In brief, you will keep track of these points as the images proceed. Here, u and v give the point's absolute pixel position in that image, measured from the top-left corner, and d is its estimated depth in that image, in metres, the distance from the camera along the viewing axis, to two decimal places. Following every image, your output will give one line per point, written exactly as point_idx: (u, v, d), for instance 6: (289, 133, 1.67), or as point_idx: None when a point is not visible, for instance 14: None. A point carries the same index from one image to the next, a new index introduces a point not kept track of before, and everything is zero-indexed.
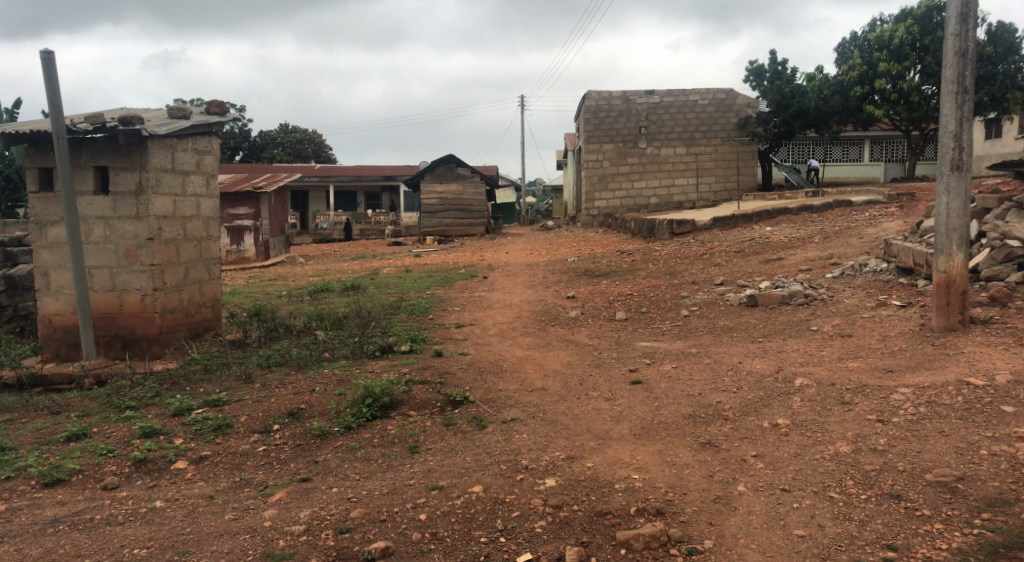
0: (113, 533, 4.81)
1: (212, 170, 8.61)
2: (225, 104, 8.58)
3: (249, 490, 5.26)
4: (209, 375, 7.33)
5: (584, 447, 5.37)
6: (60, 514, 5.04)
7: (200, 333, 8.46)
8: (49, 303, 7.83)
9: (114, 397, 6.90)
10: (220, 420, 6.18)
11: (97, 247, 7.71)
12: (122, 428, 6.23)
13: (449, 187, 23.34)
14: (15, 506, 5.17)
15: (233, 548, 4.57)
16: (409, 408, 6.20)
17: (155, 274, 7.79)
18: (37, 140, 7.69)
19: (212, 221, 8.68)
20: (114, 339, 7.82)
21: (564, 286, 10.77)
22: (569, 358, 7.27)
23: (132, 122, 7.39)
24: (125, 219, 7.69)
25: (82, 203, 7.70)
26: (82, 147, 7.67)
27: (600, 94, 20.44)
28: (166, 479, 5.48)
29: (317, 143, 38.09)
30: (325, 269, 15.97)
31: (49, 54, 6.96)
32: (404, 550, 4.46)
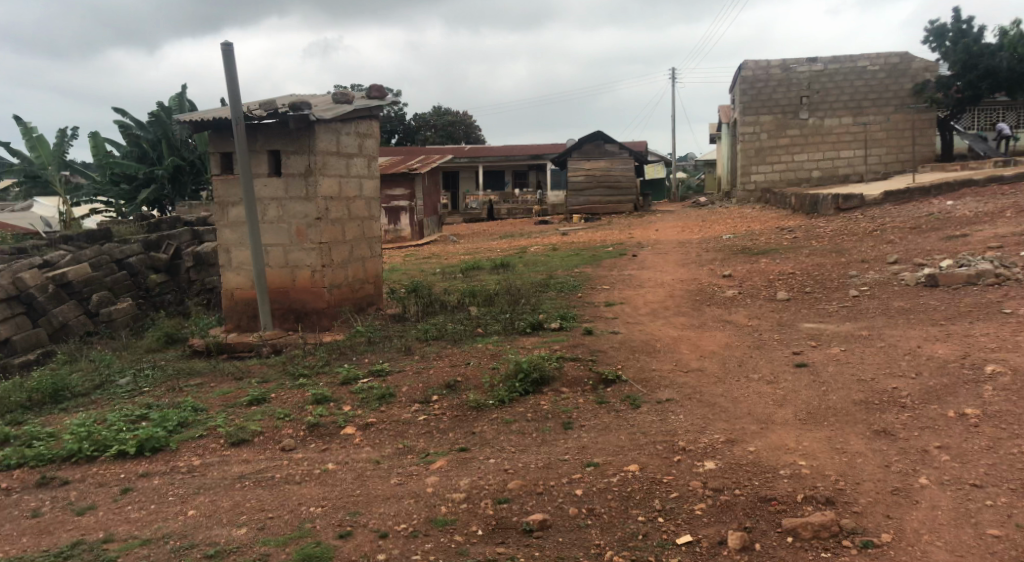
0: (293, 492, 5.16)
1: (373, 152, 8.97)
2: (384, 89, 8.85)
3: (412, 457, 5.49)
4: (372, 347, 7.68)
5: (745, 431, 5.23)
6: (246, 471, 5.49)
7: (363, 308, 8.86)
8: (231, 278, 8.41)
9: (289, 366, 7.39)
10: (384, 389, 6.48)
11: (272, 226, 8.19)
12: (296, 394, 6.69)
13: (597, 164, 23.28)
14: (208, 462, 5.68)
15: (399, 512, 4.79)
16: (562, 384, 6.24)
17: (323, 252, 8.22)
18: (220, 127, 8.24)
19: (374, 201, 9.04)
20: (288, 312, 8.32)
21: (720, 264, 10.48)
22: (726, 339, 7.08)
23: (302, 108, 7.79)
24: (296, 200, 8.12)
25: (258, 184, 8.17)
26: (258, 133, 8.14)
27: (757, 63, 19.70)
28: (336, 443, 5.81)
29: (468, 124, 38.66)
30: (476, 247, 16.33)
31: (228, 46, 7.43)
32: (562, 524, 4.52)
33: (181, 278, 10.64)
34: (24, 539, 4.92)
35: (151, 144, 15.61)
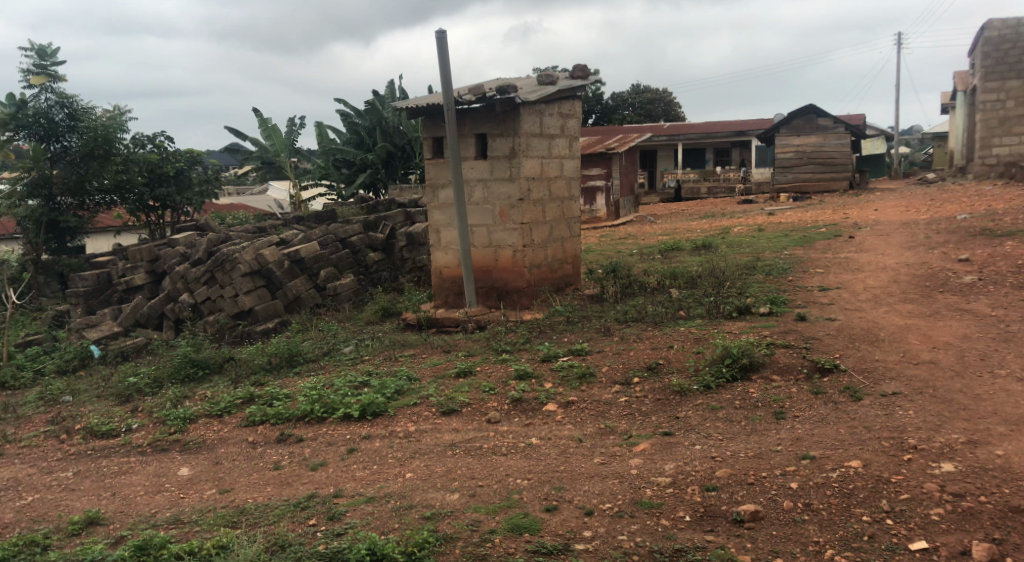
0: (499, 463, 5.37)
1: (575, 132, 8.98)
2: (587, 68, 8.80)
3: (614, 437, 5.46)
4: (572, 326, 7.72)
5: (989, 433, 4.75)
6: (456, 440, 5.85)
7: (562, 287, 8.93)
8: (440, 257, 8.76)
9: (493, 341, 7.63)
10: (584, 368, 6.52)
11: (477, 207, 8.43)
12: (500, 369, 6.95)
13: (809, 139, 22.13)
14: (422, 429, 6.15)
15: (604, 491, 4.78)
16: (772, 371, 5.97)
17: (525, 232, 8.34)
18: (431, 112, 8.56)
19: (575, 181, 9.05)
20: (491, 290, 8.57)
21: (954, 247, 9.60)
22: (964, 330, 6.46)
23: (508, 91, 7.92)
24: (500, 182, 8.29)
25: (465, 166, 8.43)
26: (466, 117, 8.38)
27: (1005, 22, 17.80)
28: (539, 419, 5.94)
29: (668, 101, 37.92)
30: (674, 228, 16.02)
31: (440, 34, 7.70)
32: (776, 517, 4.33)
33: (395, 256, 11.17)
34: (269, 488, 5.68)
35: (367, 132, 16.51)
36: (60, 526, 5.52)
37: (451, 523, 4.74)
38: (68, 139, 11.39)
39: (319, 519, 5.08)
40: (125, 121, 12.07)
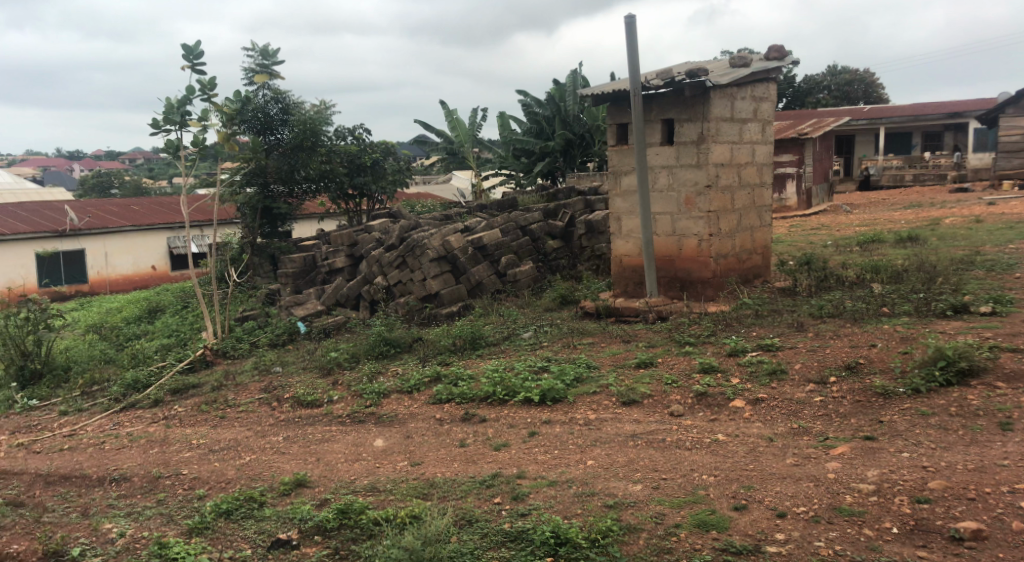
0: (683, 457, 5.23)
1: (769, 116, 8.58)
2: (785, 49, 8.37)
3: (809, 439, 5.17)
4: (761, 320, 7.40)
5: None
6: (638, 431, 5.77)
7: (750, 279, 8.57)
8: (621, 245, 8.67)
9: (675, 333, 7.45)
10: (774, 365, 6.21)
11: (662, 194, 8.26)
12: (683, 361, 6.78)
13: None
14: (602, 418, 6.13)
15: (798, 494, 4.54)
16: (994, 378, 5.44)
17: (711, 221, 8.07)
18: (617, 98, 8.46)
19: (767, 168, 8.66)
20: (674, 280, 8.37)
21: None
22: None
23: (698, 74, 7.70)
24: (687, 168, 8.07)
25: (650, 152, 8.28)
26: (653, 102, 8.22)
27: None
28: (726, 415, 5.75)
29: (869, 82, 35.60)
30: (875, 218, 14.99)
31: (630, 18, 7.60)
32: (1002, 538, 3.98)
33: (574, 244, 11.09)
34: (456, 464, 6.00)
35: (547, 121, 16.50)
36: (273, 486, 6.25)
37: (635, 514, 4.67)
38: (281, 131, 12.49)
39: (504, 498, 5.24)
40: (330, 114, 12.86)
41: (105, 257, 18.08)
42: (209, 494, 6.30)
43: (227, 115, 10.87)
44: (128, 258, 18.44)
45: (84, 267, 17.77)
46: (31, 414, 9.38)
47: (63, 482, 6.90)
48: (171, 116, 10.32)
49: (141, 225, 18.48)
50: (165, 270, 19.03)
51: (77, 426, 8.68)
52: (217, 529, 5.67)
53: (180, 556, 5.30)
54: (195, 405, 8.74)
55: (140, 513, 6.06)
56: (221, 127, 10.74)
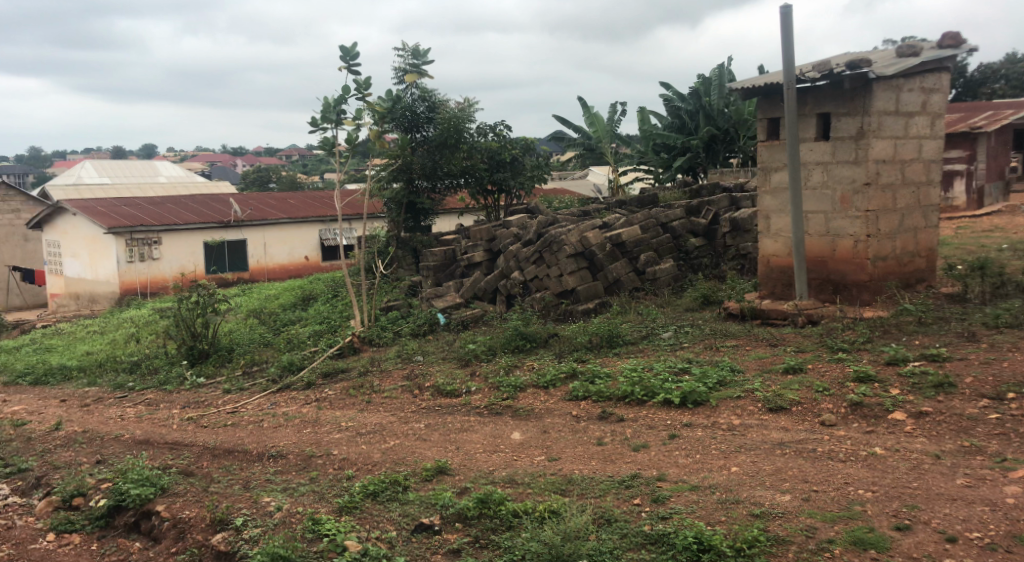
0: (836, 469, 4.97)
1: (939, 109, 8.03)
2: (960, 36, 7.78)
3: (982, 459, 4.82)
4: (924, 328, 6.92)
5: None
6: (786, 439, 5.53)
7: (912, 283, 8.04)
8: (769, 245, 8.35)
9: (827, 339, 7.09)
10: (941, 377, 5.81)
11: (815, 192, 7.89)
12: (836, 369, 6.43)
13: None
14: (747, 423, 5.92)
15: (971, 518, 4.25)
16: None
17: (869, 221, 7.63)
18: (769, 92, 8.15)
19: (935, 164, 8.10)
20: (826, 282, 7.98)
21: None
22: None
23: (860, 66, 7.35)
24: (843, 165, 7.67)
25: (803, 148, 7.93)
26: (808, 96, 7.86)
27: None
28: (885, 428, 5.44)
29: None
30: None
31: (786, 8, 7.31)
32: None
33: (717, 243, 10.73)
34: (595, 462, 5.95)
35: (689, 116, 16.24)
36: (417, 471, 6.41)
37: (783, 526, 4.47)
38: (426, 129, 12.81)
39: (643, 500, 5.14)
40: (474, 112, 13.01)
41: (264, 246, 19.10)
42: (357, 475, 6.53)
43: (379, 113, 11.26)
44: (285, 249, 19.48)
45: (245, 255, 18.83)
46: (199, 390, 10.06)
47: (226, 455, 7.34)
48: (328, 115, 10.78)
49: (296, 218, 19.52)
50: (317, 260, 20.10)
51: (239, 404, 9.22)
52: (365, 510, 5.87)
53: (331, 534, 5.50)
54: (343, 389, 9.11)
55: (296, 489, 6.36)
56: (374, 125, 11.14)
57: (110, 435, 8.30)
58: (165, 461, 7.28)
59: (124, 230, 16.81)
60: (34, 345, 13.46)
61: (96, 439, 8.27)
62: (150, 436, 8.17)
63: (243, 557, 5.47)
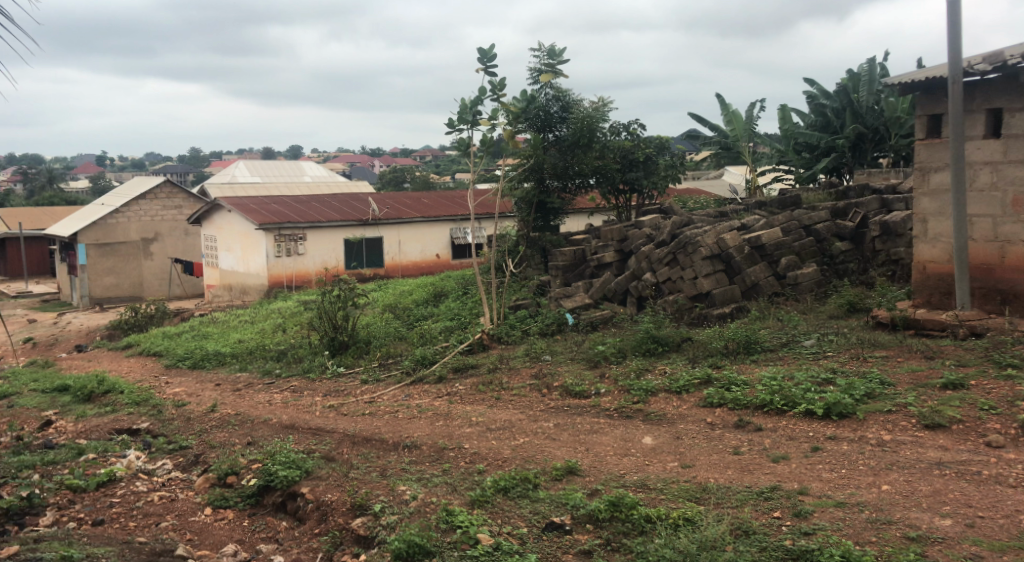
0: (1005, 494, 4.70)
1: None
2: None
3: None
4: None
5: None
6: (945, 459, 5.22)
7: None
8: (925, 251, 7.86)
9: (993, 352, 6.69)
10: None
11: (982, 194, 7.37)
12: (1003, 386, 6.09)
13: None
14: (900, 440, 5.60)
15: None
16: None
17: None
18: (929, 87, 7.69)
19: None
20: (991, 292, 7.43)
21: None
22: None
23: None
24: (1017, 164, 7.14)
25: (969, 147, 7.43)
26: (976, 90, 7.37)
27: None
28: None
29: None
30: None
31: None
32: None
33: (865, 247, 10.16)
34: (731, 471, 5.76)
35: (835, 113, 15.52)
36: (547, 470, 6.41)
37: (943, 552, 4.24)
38: (560, 129, 12.68)
39: (784, 513, 4.92)
40: (607, 111, 12.83)
41: (399, 244, 19.66)
42: (488, 470, 6.59)
43: (514, 114, 11.34)
44: (417, 247, 19.94)
45: (381, 252, 19.42)
46: (339, 379, 10.45)
47: (364, 443, 7.57)
48: (464, 116, 10.96)
49: (429, 216, 19.96)
50: (447, 258, 20.51)
51: (375, 394, 9.50)
52: (497, 505, 5.91)
53: (464, 526, 5.57)
54: (473, 385, 9.23)
55: (429, 479, 6.49)
56: (508, 125, 11.23)
57: (259, 419, 8.74)
58: (308, 446, 7.58)
59: (273, 226, 17.68)
60: (193, 331, 14.39)
61: (247, 421, 8.74)
62: (296, 421, 8.55)
63: (381, 542, 5.59)
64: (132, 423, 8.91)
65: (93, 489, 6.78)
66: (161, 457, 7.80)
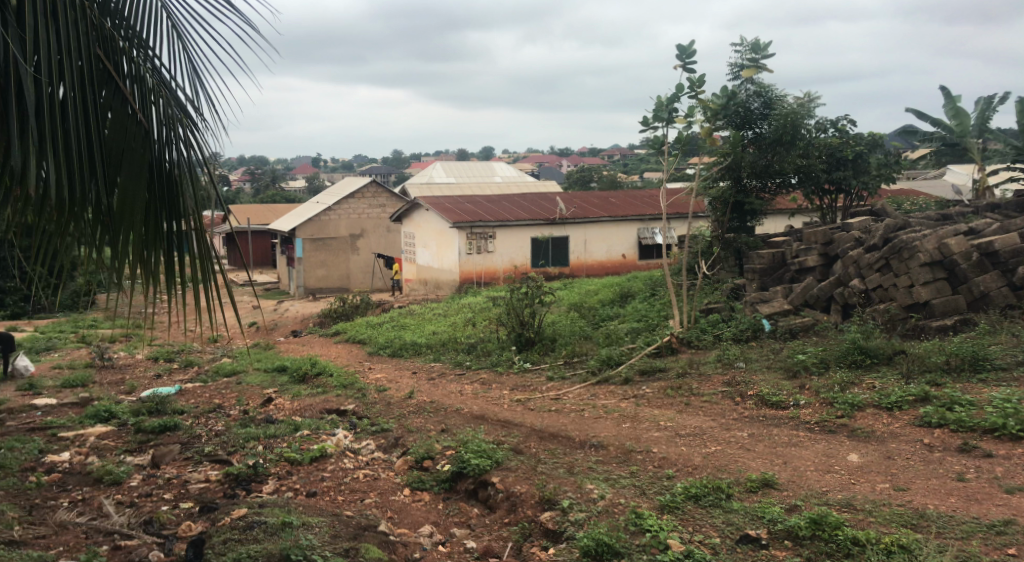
0: None
1: None
2: None
3: None
4: None
5: None
6: None
7: None
8: None
9: None
10: None
11: None
12: None
13: None
14: None
15: None
16: None
17: None
18: None
19: None
20: None
21: None
22: None
23: None
24: None
25: None
26: None
27: None
28: None
29: None
30: None
31: None
32: None
33: None
34: (953, 499, 5.31)
35: None
36: (741, 481, 6.16)
37: None
38: (760, 126, 12.06)
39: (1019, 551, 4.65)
40: (814, 107, 12.09)
41: (585, 243, 19.68)
42: (678, 476, 6.42)
43: (712, 111, 11.04)
44: (604, 246, 19.89)
45: (568, 251, 19.54)
46: (526, 375, 10.61)
47: (551, 439, 7.62)
48: (660, 114, 10.81)
49: (617, 216, 19.84)
50: (634, 258, 20.30)
51: (561, 392, 9.55)
52: (687, 512, 5.75)
53: (654, 530, 5.45)
54: (661, 388, 9.06)
55: (616, 480, 6.42)
56: (706, 122, 10.95)
57: (452, 408, 9.02)
58: (498, 437, 7.73)
59: (465, 224, 18.27)
60: (392, 322, 15.14)
61: (440, 409, 9.05)
62: (485, 412, 8.76)
63: (570, 538, 5.58)
64: (339, 404, 9.48)
65: (307, 463, 7.25)
66: (365, 437, 8.23)
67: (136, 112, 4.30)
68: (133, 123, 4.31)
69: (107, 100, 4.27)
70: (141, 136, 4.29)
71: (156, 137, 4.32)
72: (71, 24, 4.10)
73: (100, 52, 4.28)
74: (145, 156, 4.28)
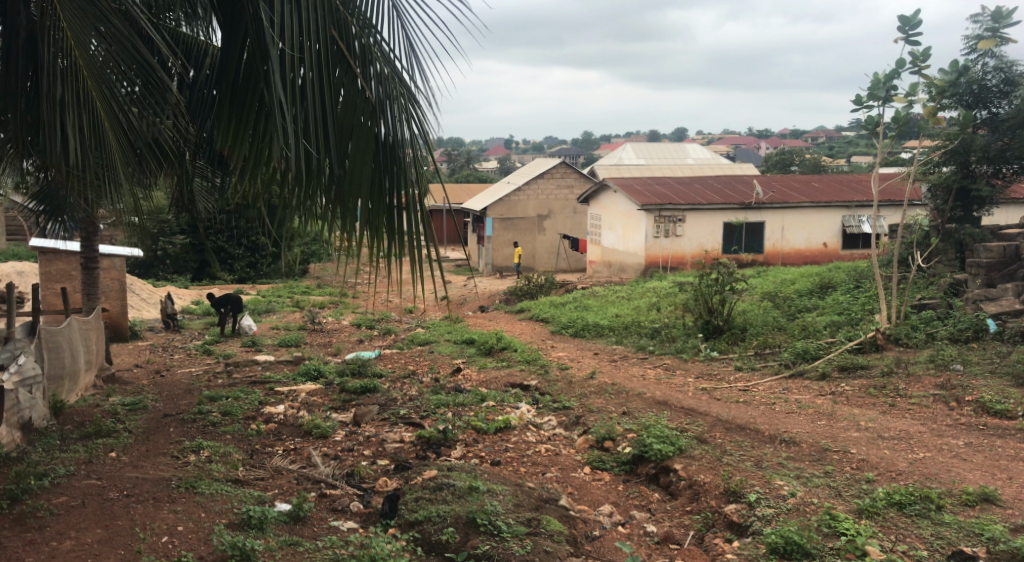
0: None
1: None
2: None
3: None
4: None
5: None
6: None
7: None
8: None
9: None
10: None
11: None
12: None
13: None
14: None
15: None
16: None
17: None
18: None
19: None
20: None
21: None
22: None
23: None
24: None
25: None
26: None
27: None
28: None
29: None
30: None
31: None
32: None
33: None
34: None
35: None
36: (955, 492, 5.64)
37: None
38: (998, 105, 10.92)
39: None
40: None
41: (783, 230, 18.79)
42: (879, 480, 5.99)
43: (938, 88, 10.14)
44: (803, 234, 18.91)
45: (763, 238, 18.76)
46: (712, 363, 10.30)
47: (738, 431, 7.34)
48: (878, 92, 10.06)
49: (820, 202, 18.79)
50: (836, 248, 19.20)
51: (750, 383, 9.19)
52: (889, 519, 5.34)
53: (850, 534, 5.10)
54: (863, 387, 8.49)
55: (809, 479, 6.07)
56: (930, 101, 10.07)
57: (634, 391, 8.92)
58: (682, 424, 7.55)
59: (654, 207, 17.99)
60: (576, 303, 15.20)
61: (623, 392, 8.97)
62: (669, 398, 8.58)
63: (756, 533, 5.35)
64: (522, 379, 9.61)
65: (493, 432, 7.40)
66: (548, 413, 8.29)
67: (364, 89, 4.48)
68: (363, 98, 4.50)
69: (340, 78, 4.51)
70: (369, 111, 4.47)
71: (383, 113, 4.47)
72: (311, 11, 4.40)
73: (336, 33, 4.52)
74: (370, 131, 4.45)
